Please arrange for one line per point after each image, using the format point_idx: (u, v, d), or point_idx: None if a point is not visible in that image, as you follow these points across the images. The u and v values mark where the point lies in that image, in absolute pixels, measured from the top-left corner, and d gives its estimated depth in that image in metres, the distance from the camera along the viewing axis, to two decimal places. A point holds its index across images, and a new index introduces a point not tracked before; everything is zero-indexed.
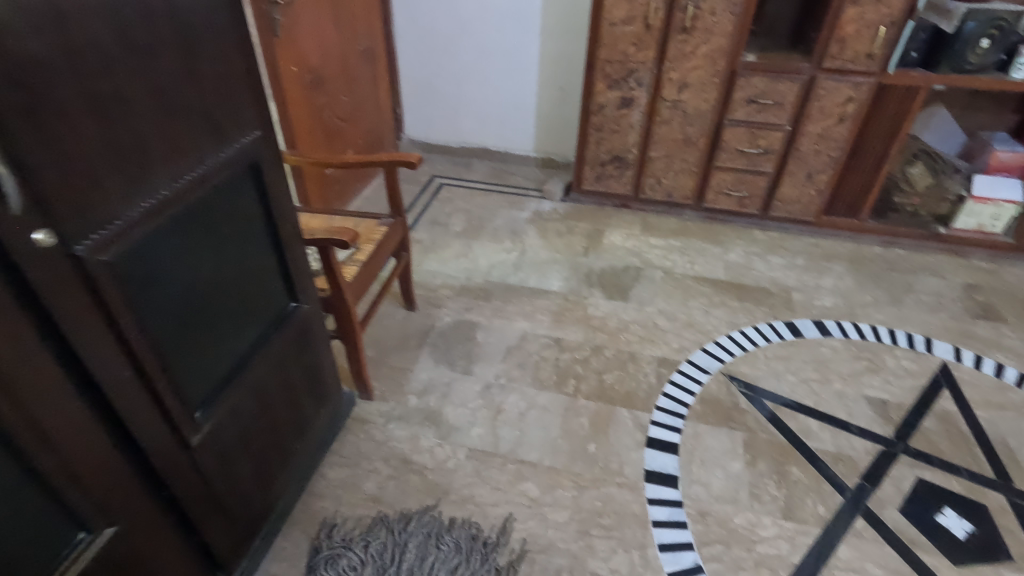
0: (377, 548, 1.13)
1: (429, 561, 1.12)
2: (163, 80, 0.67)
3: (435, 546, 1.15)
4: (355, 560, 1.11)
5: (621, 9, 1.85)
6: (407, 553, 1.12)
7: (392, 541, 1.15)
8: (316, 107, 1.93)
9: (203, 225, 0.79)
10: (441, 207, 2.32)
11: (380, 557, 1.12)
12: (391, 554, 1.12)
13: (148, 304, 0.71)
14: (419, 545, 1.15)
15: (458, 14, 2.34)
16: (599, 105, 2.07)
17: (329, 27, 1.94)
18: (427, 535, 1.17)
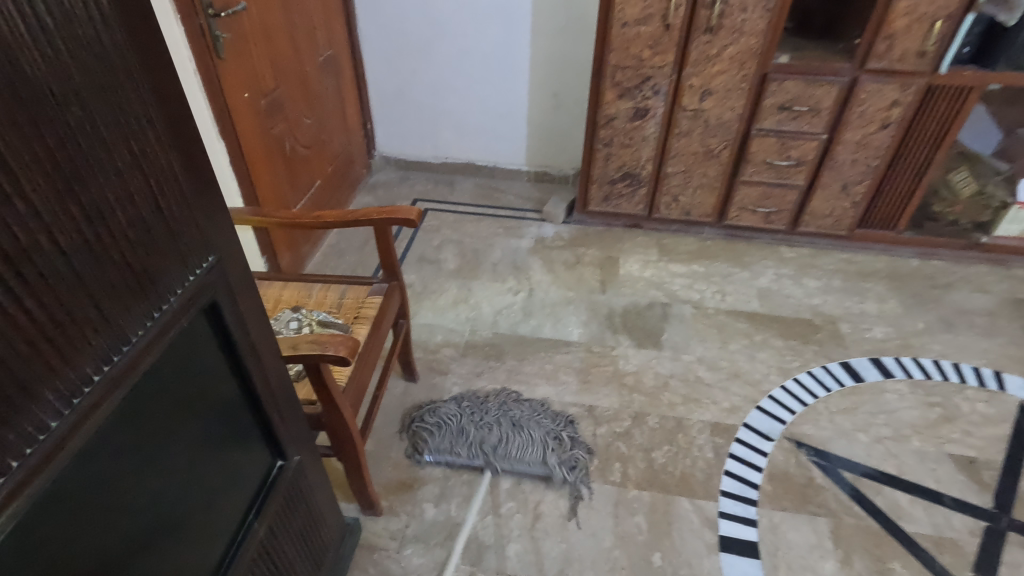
0: (464, 407, 1.30)
1: (510, 417, 1.27)
2: (33, 250, 0.39)
3: (515, 405, 1.32)
4: (447, 417, 1.28)
5: (635, 7, 1.58)
6: (491, 410, 1.29)
7: (475, 404, 1.31)
8: (274, 138, 1.60)
9: (138, 418, 0.53)
10: (429, 239, 2.02)
11: (469, 411, 1.29)
12: (477, 409, 1.29)
13: (58, 572, 0.47)
14: (501, 404, 1.32)
15: (434, 12, 2.01)
16: (608, 116, 1.80)
17: (282, 39, 1.60)
18: (505, 399, 1.34)
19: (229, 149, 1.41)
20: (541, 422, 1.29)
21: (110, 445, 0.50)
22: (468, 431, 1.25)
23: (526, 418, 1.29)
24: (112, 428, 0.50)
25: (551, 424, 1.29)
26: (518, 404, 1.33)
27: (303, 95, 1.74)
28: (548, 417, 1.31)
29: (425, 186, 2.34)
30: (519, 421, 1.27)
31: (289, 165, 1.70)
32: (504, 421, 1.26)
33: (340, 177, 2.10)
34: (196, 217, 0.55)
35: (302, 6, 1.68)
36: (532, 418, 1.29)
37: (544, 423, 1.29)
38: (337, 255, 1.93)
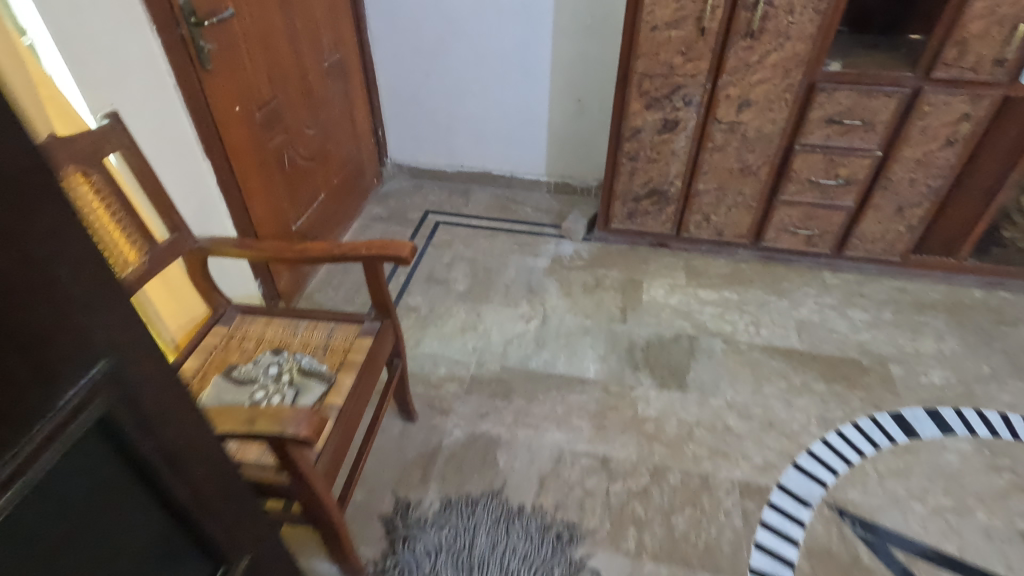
0: (450, 530, 1.15)
1: (499, 552, 1.11)
2: None
3: (508, 530, 1.15)
4: (429, 544, 1.13)
5: (667, 8, 1.41)
6: (478, 539, 1.13)
7: (463, 525, 1.16)
8: (272, 151, 1.49)
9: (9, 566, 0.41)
10: (438, 255, 1.90)
11: (453, 536, 1.14)
12: (464, 535, 1.14)
13: None
14: (492, 526, 1.16)
15: (449, 12, 1.87)
16: (634, 128, 1.64)
17: (283, 44, 1.48)
18: (497, 519, 1.17)
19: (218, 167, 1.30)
20: (534, 552, 1.12)
21: (102, 459, 0.47)
22: (449, 565, 1.10)
23: (518, 549, 1.12)
24: (109, 441, 0.47)
25: (547, 552, 1.12)
26: (510, 531, 1.15)
27: (307, 103, 1.62)
28: (545, 545, 1.13)
29: (438, 196, 2.22)
30: (508, 556, 1.11)
31: (289, 179, 1.58)
32: (492, 554, 1.11)
33: (349, 187, 1.98)
34: (105, 299, 0.43)
35: (308, 8, 1.56)
36: (524, 551, 1.12)
37: (538, 553, 1.12)
38: (341, 272, 1.82)
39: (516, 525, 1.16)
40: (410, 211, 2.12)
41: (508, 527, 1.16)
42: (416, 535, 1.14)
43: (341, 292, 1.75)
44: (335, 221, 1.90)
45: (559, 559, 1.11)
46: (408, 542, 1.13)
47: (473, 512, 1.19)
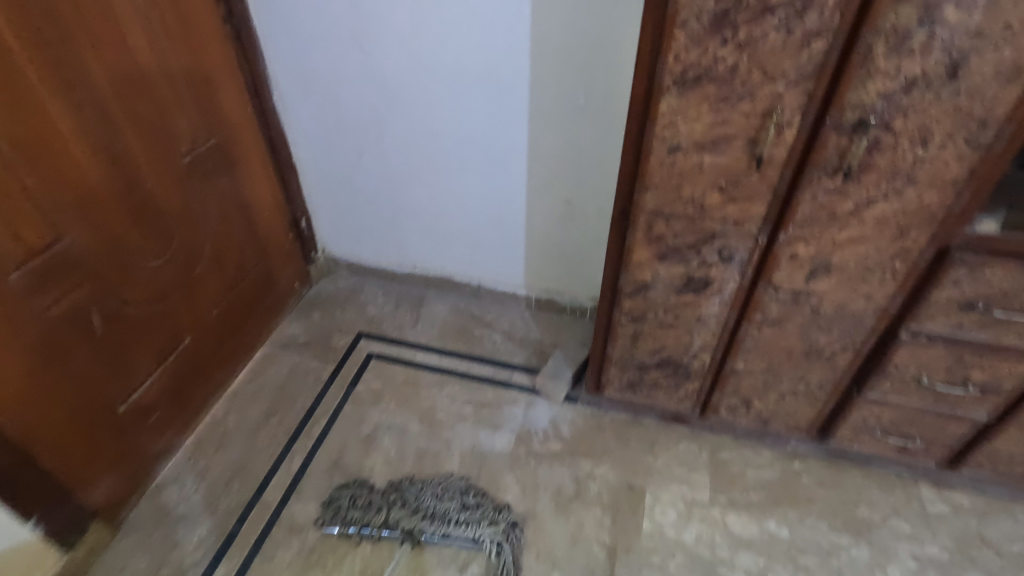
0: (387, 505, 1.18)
1: (440, 509, 1.17)
2: None
3: (446, 487, 1.21)
4: (367, 497, 1.19)
5: (699, 120, 0.82)
6: (413, 501, 1.18)
7: (404, 487, 1.21)
8: (57, 320, 0.95)
9: None
10: (358, 421, 1.35)
11: (390, 499, 1.18)
12: (404, 493, 1.19)
13: None
14: (434, 487, 1.21)
15: (383, 77, 1.30)
16: (639, 283, 1.05)
17: (75, 153, 0.93)
18: (441, 488, 1.20)
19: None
20: (472, 515, 1.16)
21: None
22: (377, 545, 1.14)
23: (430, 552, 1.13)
24: None
25: (485, 509, 1.17)
26: (444, 491, 1.20)
27: (140, 226, 1.08)
28: (481, 506, 1.18)
29: (380, 308, 1.65)
30: (450, 513, 1.17)
31: (104, 345, 1.04)
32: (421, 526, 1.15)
33: (247, 310, 1.43)
34: None
35: (131, 88, 1.01)
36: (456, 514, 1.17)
37: (468, 514, 1.17)
38: (213, 448, 1.29)
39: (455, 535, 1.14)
40: (337, 334, 1.57)
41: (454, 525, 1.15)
42: (359, 493, 1.20)
43: (203, 487, 1.22)
44: (216, 364, 1.36)
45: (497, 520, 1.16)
46: (348, 501, 1.19)
47: (414, 485, 1.21)
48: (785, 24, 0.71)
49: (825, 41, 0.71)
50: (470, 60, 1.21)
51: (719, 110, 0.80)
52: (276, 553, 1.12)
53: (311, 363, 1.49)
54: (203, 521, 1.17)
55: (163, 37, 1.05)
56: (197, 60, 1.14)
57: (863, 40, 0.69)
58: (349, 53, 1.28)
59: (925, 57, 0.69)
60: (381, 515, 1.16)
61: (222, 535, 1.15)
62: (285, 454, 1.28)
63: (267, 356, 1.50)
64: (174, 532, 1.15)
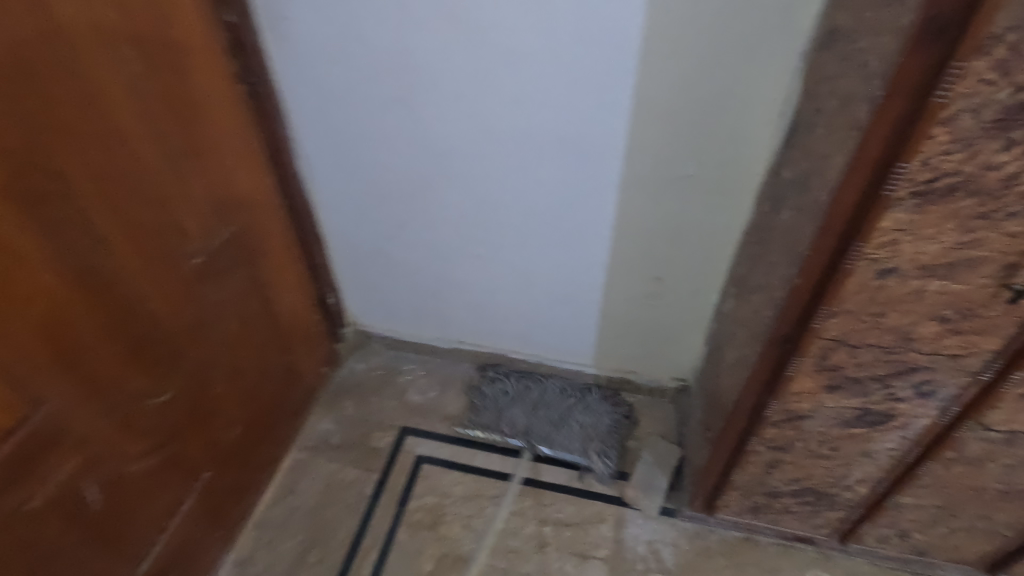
0: (524, 386, 1.37)
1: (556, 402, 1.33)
2: None
3: (577, 394, 1.34)
4: (505, 392, 1.35)
5: (936, 240, 0.59)
6: (541, 411, 1.32)
7: (536, 381, 1.39)
8: (36, 510, 0.70)
9: None
10: (416, 554, 1.13)
11: (517, 399, 1.34)
12: (534, 391, 1.36)
13: None
14: (562, 388, 1.36)
15: (434, 139, 1.05)
16: (792, 412, 0.82)
17: (47, 292, 0.68)
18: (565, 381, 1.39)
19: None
20: (594, 409, 1.31)
21: None
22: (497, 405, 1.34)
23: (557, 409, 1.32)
24: None
25: (602, 408, 1.30)
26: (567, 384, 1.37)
27: (142, 359, 0.83)
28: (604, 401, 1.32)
29: (422, 394, 1.41)
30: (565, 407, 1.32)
31: (101, 521, 0.80)
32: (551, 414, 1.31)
33: (270, 419, 1.19)
34: None
35: (124, 188, 0.76)
36: (585, 409, 1.31)
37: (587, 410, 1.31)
38: None
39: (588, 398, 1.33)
40: (376, 431, 1.33)
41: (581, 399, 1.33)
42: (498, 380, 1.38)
43: None
44: (239, 492, 1.12)
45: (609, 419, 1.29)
46: (481, 407, 1.35)
47: (546, 373, 1.40)
48: None
49: None
50: (548, 119, 0.97)
51: (970, 229, 0.57)
52: None
53: (350, 474, 1.24)
54: None
55: (163, 115, 0.80)
56: (206, 136, 0.89)
57: None
58: (393, 112, 1.03)
59: None
60: (511, 411, 1.32)
61: None
62: None
63: (295, 464, 1.25)
64: None
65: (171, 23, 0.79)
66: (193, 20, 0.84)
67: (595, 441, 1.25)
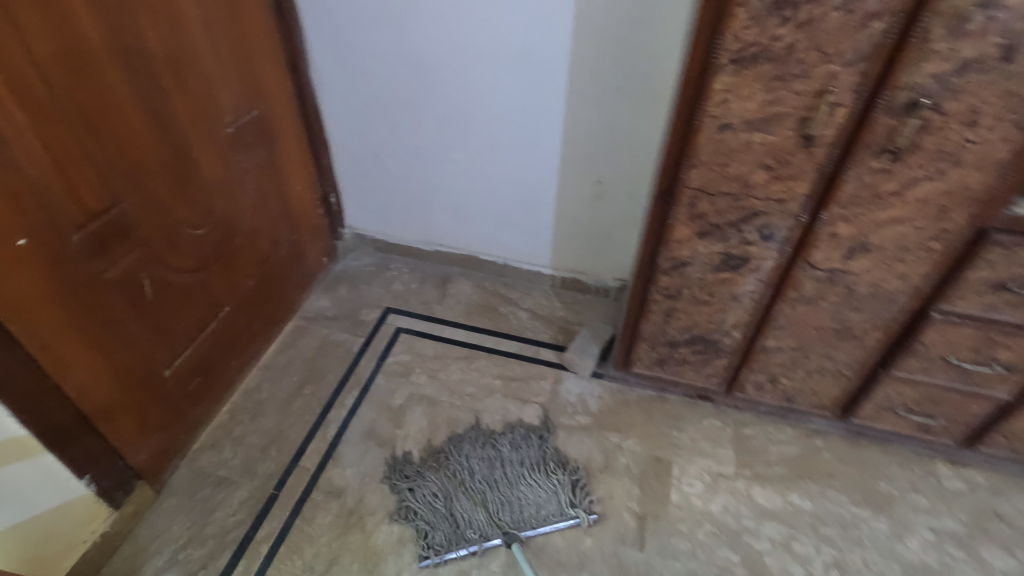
0: (444, 479, 1.20)
1: (485, 473, 1.21)
2: None
3: (499, 456, 1.24)
4: (431, 493, 1.18)
5: (752, 99, 0.84)
6: (493, 503, 1.16)
7: (452, 463, 1.23)
8: (112, 282, 0.96)
9: None
10: (390, 392, 1.38)
11: (451, 495, 1.17)
12: (458, 477, 1.20)
13: None
14: (484, 458, 1.24)
15: (421, 54, 1.30)
16: (677, 260, 1.07)
17: (128, 120, 0.94)
18: (483, 449, 1.25)
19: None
20: (527, 462, 1.23)
21: None
22: (439, 512, 1.15)
23: (501, 483, 1.19)
24: None
25: (529, 459, 1.23)
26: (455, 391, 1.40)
27: (186, 194, 1.09)
28: (525, 444, 1.26)
29: (405, 285, 1.67)
30: (496, 476, 1.20)
31: (151, 311, 1.06)
32: (494, 490, 1.18)
33: (278, 284, 1.45)
34: None
35: (182, 56, 1.02)
36: (519, 466, 1.22)
37: (515, 463, 1.23)
38: (248, 416, 1.31)
39: (503, 445, 1.25)
40: (365, 309, 1.59)
41: (499, 453, 1.24)
42: (420, 484, 1.19)
43: (240, 452, 1.25)
44: (251, 335, 1.38)
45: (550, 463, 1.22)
46: (427, 529, 1.13)
47: (458, 448, 1.25)
48: (846, 5, 0.73)
49: (883, 23, 0.73)
50: (509, 38, 1.22)
51: (772, 89, 0.82)
52: (316, 517, 1.16)
53: (340, 337, 1.51)
54: (241, 485, 1.19)
55: (212, 6, 1.06)
56: (241, 31, 1.15)
57: (921, 23, 0.71)
58: (387, 29, 1.28)
59: (981, 40, 0.71)
60: (456, 508, 1.16)
61: (262, 499, 1.18)
62: (320, 421, 1.31)
63: (296, 328, 1.51)
64: (215, 494, 1.18)
65: None
66: None
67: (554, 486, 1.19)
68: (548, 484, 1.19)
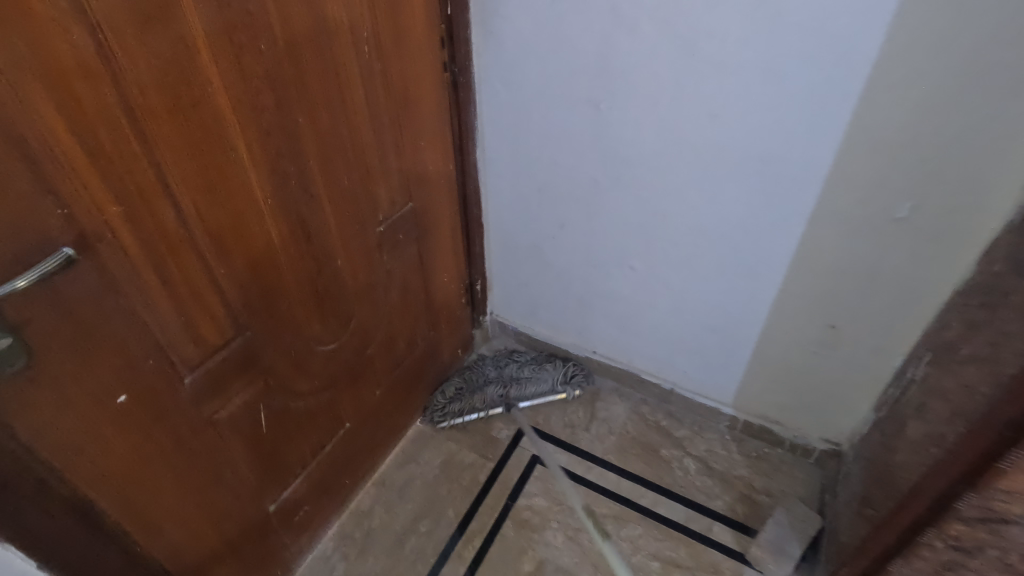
0: (466, 376, 1.39)
1: (503, 372, 1.40)
2: None
3: (513, 359, 1.43)
4: (454, 389, 1.36)
5: None
6: (507, 386, 1.37)
7: (474, 368, 1.41)
8: (224, 423, 0.80)
9: None
10: (518, 551, 1.12)
11: (471, 387, 1.36)
12: (478, 376, 1.39)
13: None
14: (499, 364, 1.42)
15: (614, 144, 1.04)
16: (996, 513, 0.69)
17: (267, 235, 0.76)
18: (498, 359, 1.43)
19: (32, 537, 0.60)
20: (532, 359, 1.43)
21: None
22: (459, 389, 1.35)
23: (519, 376, 1.39)
24: None
25: (536, 358, 1.42)
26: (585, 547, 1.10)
27: (321, 309, 0.91)
28: (539, 363, 1.41)
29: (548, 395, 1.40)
30: (516, 375, 1.39)
31: (264, 444, 0.89)
32: (507, 383, 1.37)
33: (407, 388, 1.26)
34: None
35: (339, 154, 0.84)
36: (529, 361, 1.42)
37: (521, 366, 1.41)
38: (356, 550, 1.12)
39: (516, 356, 1.43)
40: (499, 423, 1.34)
41: (508, 360, 1.43)
42: (443, 389, 1.36)
43: None
44: (370, 448, 1.19)
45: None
46: (449, 412, 1.32)
47: (479, 366, 1.42)
48: None
49: None
50: (742, 137, 0.92)
51: None
52: None
53: (467, 457, 1.27)
54: None
55: (382, 93, 0.88)
56: (409, 114, 0.96)
57: None
58: (578, 111, 1.03)
59: None
60: (477, 394, 1.34)
61: None
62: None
63: (421, 435, 1.31)
64: None
65: (404, 10, 0.86)
66: (420, 10, 0.90)
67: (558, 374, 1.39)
68: (557, 375, 1.39)
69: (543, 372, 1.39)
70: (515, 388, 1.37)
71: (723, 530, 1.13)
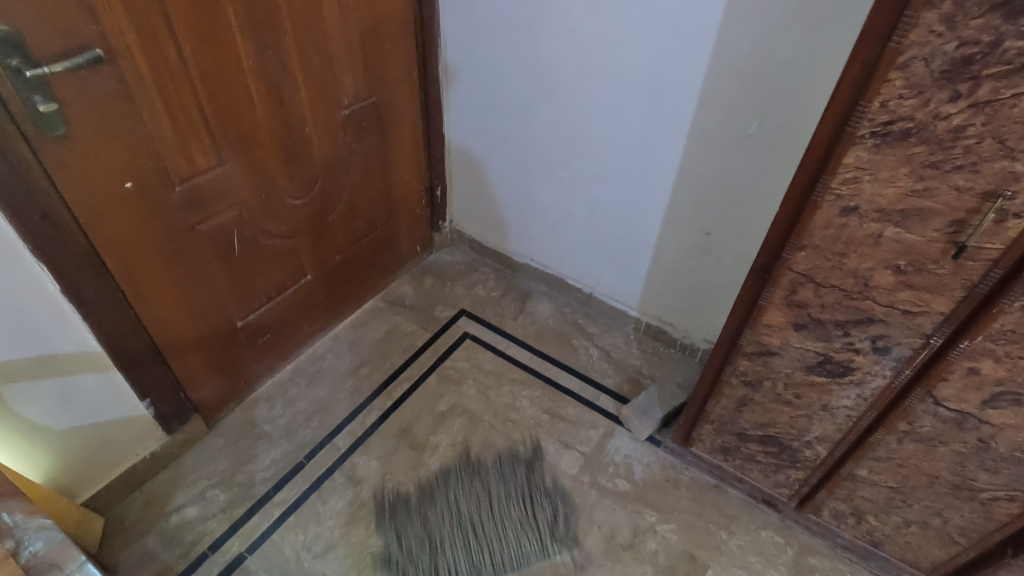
0: (434, 518, 1.16)
1: (467, 519, 1.16)
2: None
3: (486, 487, 1.20)
4: (417, 537, 1.13)
5: (893, 184, 0.67)
6: (476, 549, 1.11)
7: (444, 491, 1.20)
8: (203, 233, 1.04)
9: None
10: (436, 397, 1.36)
11: (436, 540, 1.13)
12: (439, 514, 1.17)
13: None
14: (474, 497, 1.19)
15: (545, 65, 1.25)
16: (764, 346, 0.92)
17: (247, 90, 1.00)
18: (472, 479, 1.22)
19: (57, 263, 0.85)
20: (511, 492, 1.20)
21: None
22: (411, 545, 1.12)
23: (502, 528, 1.14)
24: None
25: (517, 491, 1.20)
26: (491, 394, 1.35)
27: (289, 166, 1.15)
28: (513, 474, 1.23)
29: (487, 290, 1.64)
30: (482, 518, 1.16)
31: (235, 265, 1.14)
32: (473, 538, 1.13)
33: (365, 263, 1.50)
34: None
35: (310, 38, 1.06)
36: (507, 496, 1.19)
37: (499, 489, 1.20)
38: (305, 381, 1.38)
39: (491, 482, 1.21)
40: (441, 306, 1.59)
41: (493, 497, 1.19)
42: (398, 529, 1.14)
43: (288, 413, 1.31)
44: (328, 305, 1.44)
45: (537, 490, 1.20)
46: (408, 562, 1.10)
47: (444, 483, 1.21)
48: None
49: None
50: (639, 63, 1.13)
51: (921, 178, 0.65)
52: (330, 499, 1.18)
53: (409, 327, 1.52)
54: (278, 445, 1.26)
55: None
56: (376, 19, 1.18)
57: None
58: (517, 34, 1.25)
59: None
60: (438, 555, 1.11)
61: (292, 463, 1.23)
62: (365, 405, 1.35)
63: (374, 308, 1.56)
64: (255, 446, 1.25)
65: None
66: None
67: (546, 530, 1.14)
68: (537, 528, 1.15)
69: (511, 508, 1.17)
70: (487, 549, 1.12)
71: (607, 401, 1.36)
